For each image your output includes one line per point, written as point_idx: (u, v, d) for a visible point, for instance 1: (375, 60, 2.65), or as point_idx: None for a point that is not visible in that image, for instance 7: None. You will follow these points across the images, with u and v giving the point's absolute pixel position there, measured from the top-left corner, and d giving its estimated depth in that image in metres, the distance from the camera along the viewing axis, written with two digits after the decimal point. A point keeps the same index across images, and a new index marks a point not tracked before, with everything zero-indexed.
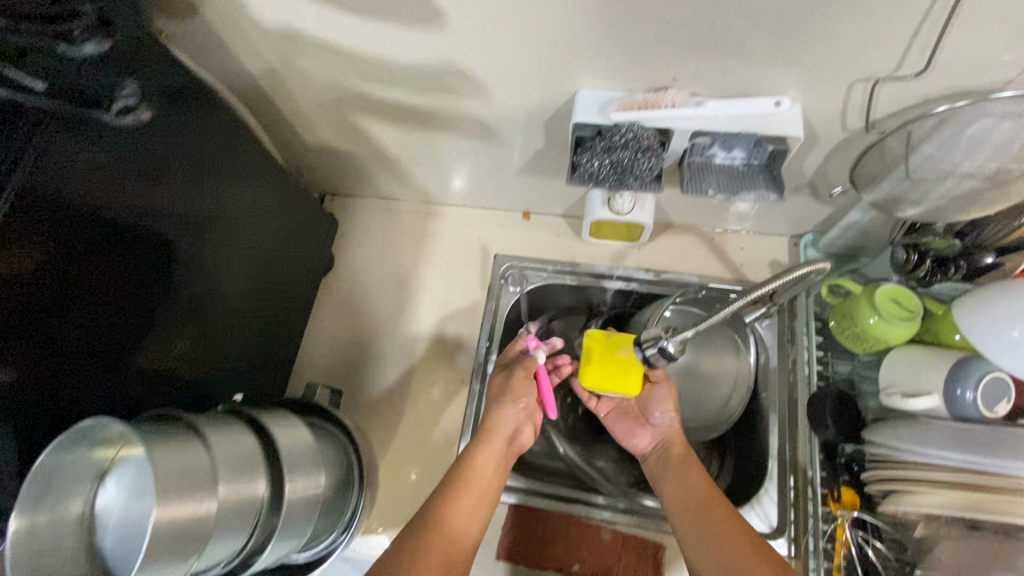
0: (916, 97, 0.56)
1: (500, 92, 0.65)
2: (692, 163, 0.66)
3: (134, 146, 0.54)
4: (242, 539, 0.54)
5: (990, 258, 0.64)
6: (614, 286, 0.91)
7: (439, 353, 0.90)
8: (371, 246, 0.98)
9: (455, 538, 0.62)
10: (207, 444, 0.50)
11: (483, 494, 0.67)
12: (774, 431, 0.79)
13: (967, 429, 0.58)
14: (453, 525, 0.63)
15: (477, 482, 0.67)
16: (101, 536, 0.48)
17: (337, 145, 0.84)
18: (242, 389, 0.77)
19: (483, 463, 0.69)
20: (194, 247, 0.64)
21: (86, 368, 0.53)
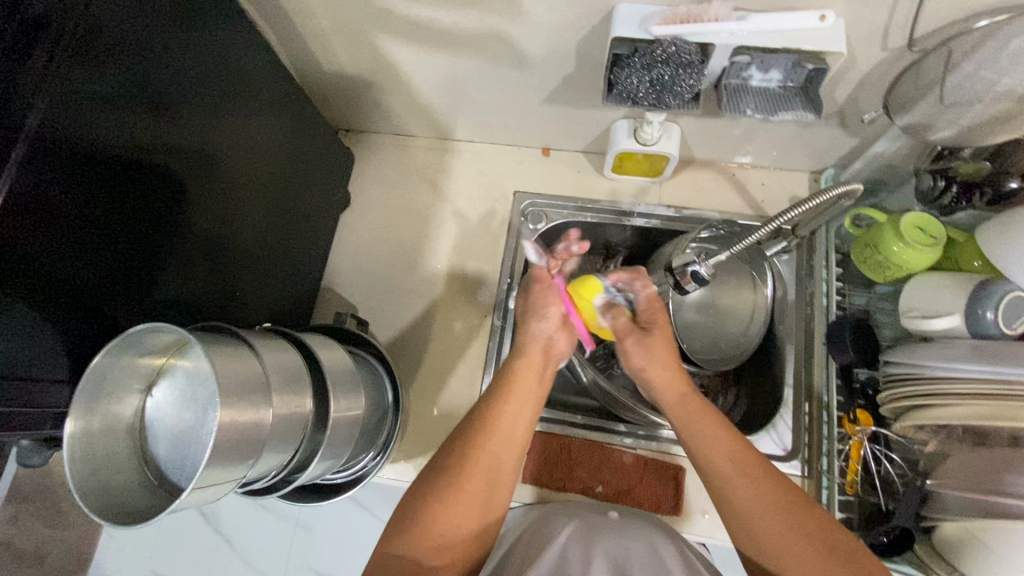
0: (960, 11, 0.56)
1: (535, 8, 0.63)
2: (730, 84, 0.65)
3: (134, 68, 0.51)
4: (289, 454, 0.54)
5: (1015, 182, 0.65)
6: (634, 223, 0.91)
7: (461, 290, 0.90)
8: (389, 183, 0.96)
9: (502, 451, 0.61)
10: (258, 354, 0.50)
11: (527, 401, 0.65)
12: (790, 361, 0.81)
13: (988, 345, 0.60)
14: (499, 435, 0.61)
15: (522, 392, 0.65)
16: (154, 444, 0.49)
17: (356, 71, 0.81)
18: (268, 317, 0.78)
19: (523, 382, 0.65)
20: (203, 180, 0.61)
21: (119, 298, 0.52)
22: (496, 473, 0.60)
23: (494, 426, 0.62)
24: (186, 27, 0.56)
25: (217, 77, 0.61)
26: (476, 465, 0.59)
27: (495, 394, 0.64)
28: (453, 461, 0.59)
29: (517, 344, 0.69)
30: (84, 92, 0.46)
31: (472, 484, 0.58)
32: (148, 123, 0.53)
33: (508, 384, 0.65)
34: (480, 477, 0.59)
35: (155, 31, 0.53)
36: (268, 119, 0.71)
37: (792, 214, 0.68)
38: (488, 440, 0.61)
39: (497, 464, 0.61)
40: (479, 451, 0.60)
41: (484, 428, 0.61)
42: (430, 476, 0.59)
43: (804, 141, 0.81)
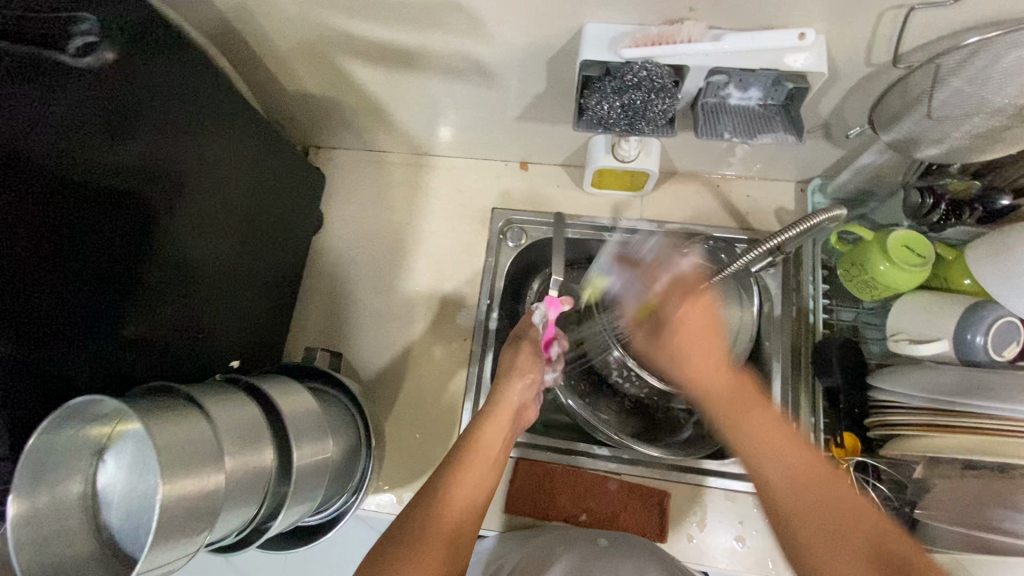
0: (946, 28, 0.52)
1: (501, 28, 0.60)
2: (706, 101, 0.61)
3: (90, 103, 0.48)
4: (253, 509, 0.52)
5: (1008, 200, 0.62)
6: (616, 239, 0.88)
7: (438, 312, 0.88)
8: (363, 202, 0.93)
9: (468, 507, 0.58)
10: (210, 417, 0.47)
11: (490, 462, 0.63)
12: (777, 380, 0.80)
13: (977, 375, 0.58)
14: (467, 493, 0.59)
15: (491, 445, 0.64)
16: (108, 513, 0.47)
17: (321, 91, 0.78)
18: (240, 352, 0.75)
19: (493, 434, 0.65)
20: (176, 209, 0.60)
21: (74, 346, 0.50)
22: (460, 532, 0.56)
23: (460, 482, 0.59)
24: (149, 58, 0.52)
25: (187, 105, 0.58)
26: (447, 513, 0.57)
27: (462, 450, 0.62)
28: (420, 519, 0.55)
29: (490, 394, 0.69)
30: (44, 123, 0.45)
31: (445, 526, 0.56)
32: (119, 152, 0.52)
33: (477, 435, 0.64)
34: (443, 539, 0.55)
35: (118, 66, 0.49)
36: (245, 147, 0.70)
37: (777, 240, 0.68)
38: (459, 482, 0.59)
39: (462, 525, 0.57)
40: (447, 508, 0.57)
41: (458, 468, 0.60)
42: (394, 539, 0.54)
43: (790, 153, 0.78)
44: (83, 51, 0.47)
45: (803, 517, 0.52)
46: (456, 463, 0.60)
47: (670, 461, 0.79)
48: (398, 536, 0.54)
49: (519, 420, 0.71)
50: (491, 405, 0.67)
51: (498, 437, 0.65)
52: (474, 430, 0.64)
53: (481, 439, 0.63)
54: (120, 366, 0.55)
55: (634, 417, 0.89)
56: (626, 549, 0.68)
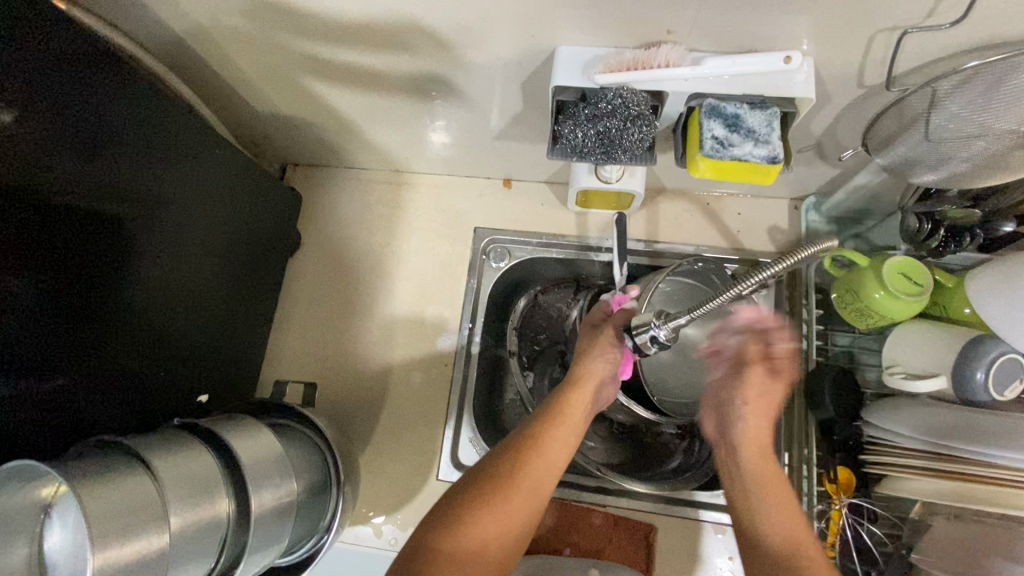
0: (944, 50, 0.48)
1: (470, 50, 0.57)
2: (710, 104, 0.53)
3: (28, 143, 0.46)
4: (210, 564, 0.49)
5: (1011, 226, 0.59)
6: (603, 259, 0.85)
7: (419, 336, 0.85)
8: (341, 221, 0.90)
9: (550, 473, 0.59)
10: (155, 473, 0.45)
11: (574, 433, 0.63)
12: (768, 408, 0.77)
13: (972, 417, 0.55)
14: (549, 456, 0.59)
15: (572, 416, 0.63)
16: (53, 574, 0.45)
17: (292, 112, 0.75)
18: (210, 387, 0.72)
19: (574, 405, 0.64)
20: (150, 235, 0.58)
21: (17, 394, 0.47)
22: (541, 491, 0.58)
23: (547, 446, 0.60)
24: (87, 85, 0.50)
25: (149, 127, 0.57)
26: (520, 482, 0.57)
27: (546, 417, 0.62)
28: (504, 470, 0.57)
29: (573, 370, 0.67)
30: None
31: (522, 487, 0.57)
32: (79, 178, 0.50)
33: (565, 402, 0.64)
34: (525, 493, 0.57)
35: (58, 94, 0.48)
36: (223, 171, 0.69)
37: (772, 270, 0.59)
38: (541, 449, 0.59)
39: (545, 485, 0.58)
40: (528, 472, 0.58)
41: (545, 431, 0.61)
42: (476, 480, 0.57)
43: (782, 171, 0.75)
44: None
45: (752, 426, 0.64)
46: (542, 430, 0.61)
47: (656, 494, 0.76)
48: (481, 480, 0.57)
49: (599, 397, 0.68)
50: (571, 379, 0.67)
51: (582, 410, 0.65)
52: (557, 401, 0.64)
53: (565, 409, 0.63)
54: (79, 408, 0.53)
55: (622, 443, 0.86)
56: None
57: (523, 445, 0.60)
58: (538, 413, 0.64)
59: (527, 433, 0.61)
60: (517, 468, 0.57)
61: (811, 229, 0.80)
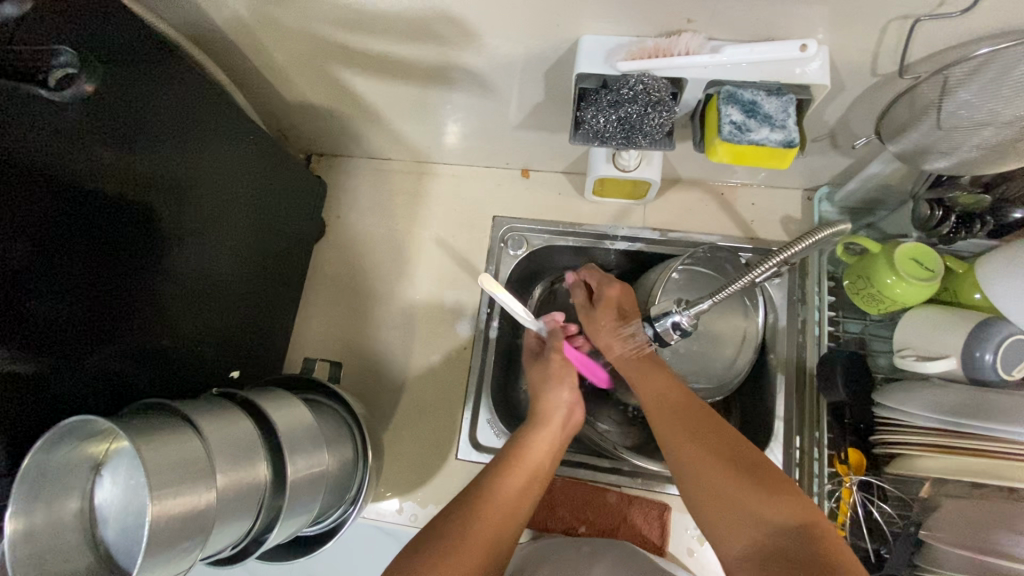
0: (955, 38, 0.50)
1: (495, 40, 0.59)
2: (728, 91, 0.55)
3: (82, 126, 0.48)
4: (248, 524, 0.52)
5: (1020, 213, 0.61)
6: (618, 248, 0.87)
7: (438, 320, 0.88)
8: (363, 209, 0.93)
9: (524, 493, 0.62)
10: (202, 434, 0.48)
11: (538, 473, 0.64)
12: (780, 393, 0.78)
13: (982, 395, 0.57)
14: (507, 501, 0.60)
15: (532, 462, 0.64)
16: (104, 528, 0.48)
17: (321, 101, 0.78)
18: (241, 364, 0.75)
19: (538, 444, 0.66)
20: (185, 220, 0.61)
21: (74, 361, 0.50)
22: (500, 536, 0.58)
23: (505, 486, 0.61)
24: (137, 77, 0.53)
25: (188, 118, 0.60)
26: (480, 528, 0.57)
27: (508, 459, 0.64)
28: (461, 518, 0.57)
29: (535, 411, 0.70)
30: (60, 134, 0.47)
31: (481, 534, 0.56)
32: (127, 161, 0.53)
33: (526, 441, 0.66)
34: (484, 536, 0.56)
35: (111, 79, 0.50)
36: (253, 161, 0.72)
37: (790, 251, 0.61)
38: (496, 497, 0.60)
39: (517, 502, 0.61)
40: (485, 519, 0.58)
41: (507, 468, 0.62)
42: (436, 534, 0.56)
43: (795, 161, 0.77)
44: (65, 82, 0.46)
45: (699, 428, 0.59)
46: (505, 466, 0.62)
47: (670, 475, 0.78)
48: (446, 526, 0.56)
49: (570, 421, 0.71)
50: (536, 419, 0.69)
51: (543, 455, 0.66)
52: (517, 445, 0.65)
53: (529, 449, 0.65)
54: (125, 380, 0.56)
55: (636, 427, 0.88)
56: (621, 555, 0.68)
57: (476, 491, 0.60)
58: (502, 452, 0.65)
59: (486, 479, 0.61)
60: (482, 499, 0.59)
61: (823, 219, 0.82)
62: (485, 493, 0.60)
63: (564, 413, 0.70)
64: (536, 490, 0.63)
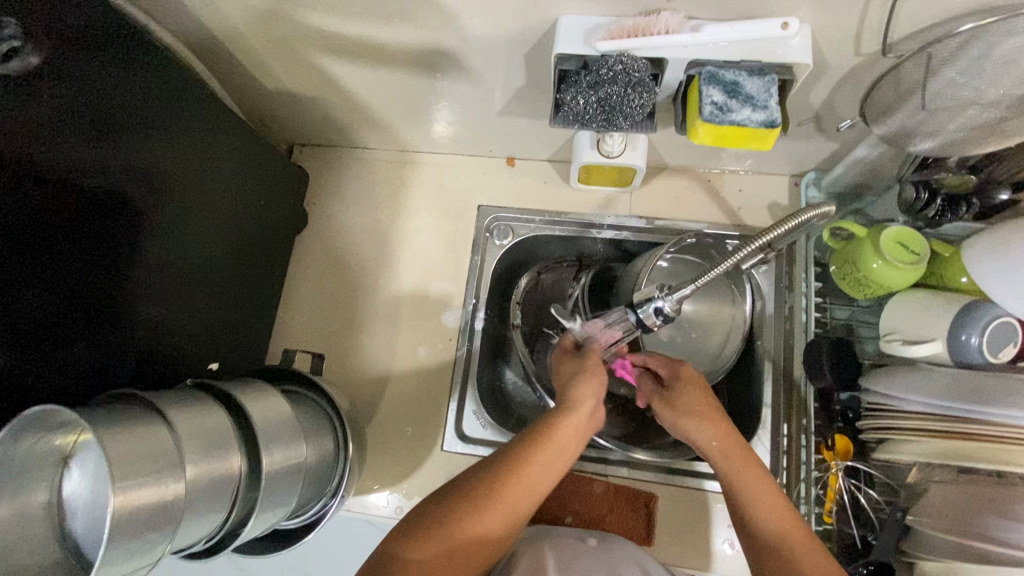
0: (939, 15, 0.49)
1: (473, 21, 0.58)
2: (709, 71, 0.54)
3: (43, 115, 0.47)
4: (220, 516, 0.51)
5: (1006, 194, 0.60)
6: (604, 236, 0.87)
7: (424, 311, 0.87)
8: (347, 200, 0.92)
9: (546, 474, 0.56)
10: (171, 424, 0.47)
11: (563, 457, 0.57)
12: (768, 380, 0.78)
13: (968, 378, 0.56)
14: (528, 482, 0.55)
15: (561, 440, 0.57)
16: (72, 521, 0.46)
17: (299, 88, 0.77)
18: (222, 356, 0.74)
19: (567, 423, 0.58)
20: (161, 209, 0.60)
21: (43, 349, 0.49)
22: (517, 515, 0.54)
23: (528, 466, 0.55)
24: (105, 63, 0.52)
25: (163, 105, 0.58)
26: (490, 506, 0.53)
27: (531, 438, 0.57)
28: (468, 495, 0.54)
29: (562, 397, 0.61)
30: (20, 121, 0.46)
31: (495, 510, 0.53)
32: (97, 149, 0.52)
33: (552, 426, 0.58)
34: (496, 515, 0.53)
35: (72, 62, 0.49)
36: (233, 149, 0.70)
37: (769, 235, 0.60)
38: (515, 479, 0.54)
39: (542, 480, 0.56)
40: (501, 495, 0.54)
41: (534, 449, 0.56)
42: (438, 502, 0.55)
43: (781, 146, 0.76)
44: (11, 55, 0.45)
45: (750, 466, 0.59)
46: (529, 447, 0.56)
47: (658, 464, 0.77)
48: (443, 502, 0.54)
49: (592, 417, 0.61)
50: (565, 403, 0.60)
51: (574, 434, 0.59)
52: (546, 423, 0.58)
53: (555, 429, 0.57)
54: (100, 372, 0.55)
55: (624, 417, 0.88)
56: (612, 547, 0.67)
57: (500, 466, 0.55)
58: (523, 434, 0.58)
59: (505, 455, 0.56)
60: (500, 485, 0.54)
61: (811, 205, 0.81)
62: (507, 472, 0.55)
63: (595, 405, 0.60)
64: (564, 466, 0.58)
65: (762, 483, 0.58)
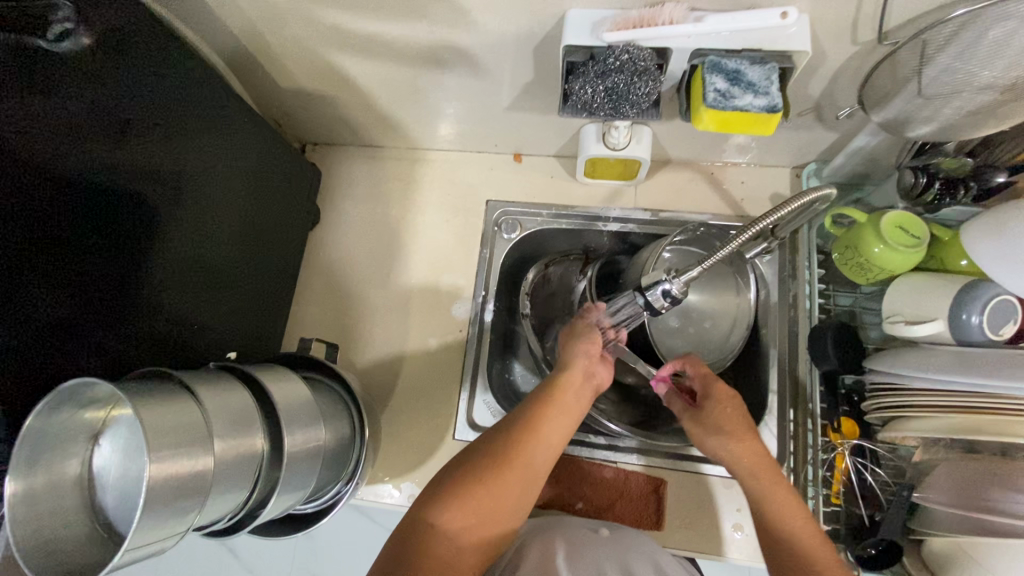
0: (932, 2, 0.51)
1: (484, 17, 0.60)
2: (712, 61, 0.57)
3: (66, 114, 0.49)
4: (245, 493, 0.52)
5: (1004, 177, 0.61)
6: (610, 229, 0.89)
7: (434, 304, 0.88)
8: (358, 196, 0.94)
9: (554, 435, 0.60)
10: (200, 401, 0.49)
11: (567, 416, 0.62)
12: (774, 367, 0.79)
13: (971, 355, 0.58)
14: (540, 439, 0.59)
15: (564, 401, 0.62)
16: (102, 495, 0.48)
17: (314, 86, 0.79)
18: (238, 346, 0.76)
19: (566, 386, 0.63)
20: (177, 204, 0.61)
21: (76, 331, 0.51)
22: (532, 473, 0.57)
23: (538, 425, 0.59)
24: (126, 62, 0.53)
25: (178, 103, 0.60)
26: (511, 463, 0.56)
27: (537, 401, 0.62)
28: (487, 458, 0.57)
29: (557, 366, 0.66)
30: (45, 118, 0.47)
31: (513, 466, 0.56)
32: (117, 146, 0.53)
33: (554, 388, 0.63)
34: (514, 474, 0.56)
35: (96, 62, 0.51)
36: (246, 146, 0.72)
37: (769, 220, 0.63)
38: (530, 437, 0.58)
39: (552, 440, 0.60)
40: (519, 452, 0.57)
41: (541, 408, 0.61)
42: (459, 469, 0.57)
43: (782, 138, 0.78)
44: (62, 36, 0.48)
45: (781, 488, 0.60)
46: (535, 407, 0.61)
47: (667, 450, 0.78)
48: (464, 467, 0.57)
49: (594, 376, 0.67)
50: (560, 366, 0.66)
51: (575, 397, 0.64)
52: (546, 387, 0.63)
53: (556, 391, 0.63)
54: (121, 361, 0.56)
55: (632, 407, 0.89)
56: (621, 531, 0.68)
57: (513, 429, 0.59)
58: (531, 396, 0.64)
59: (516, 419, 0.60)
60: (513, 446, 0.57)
61: None
62: (521, 432, 0.58)
63: (586, 370, 0.66)
64: (569, 428, 0.62)
65: (792, 504, 0.59)
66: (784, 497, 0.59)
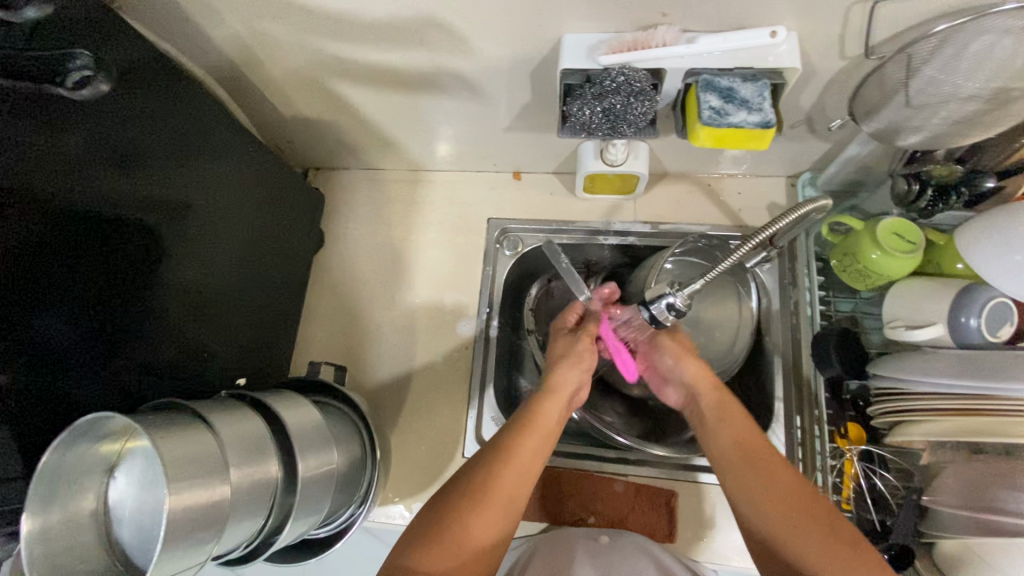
0: (915, 18, 0.53)
1: (482, 43, 0.62)
2: (706, 79, 0.58)
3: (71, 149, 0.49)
4: (259, 521, 0.52)
5: (992, 182, 0.63)
6: (610, 243, 0.90)
7: (439, 323, 0.89)
8: (361, 218, 0.95)
9: (536, 457, 0.61)
10: (214, 430, 0.49)
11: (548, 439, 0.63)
12: (779, 375, 0.80)
13: (972, 359, 0.59)
14: (523, 464, 0.59)
15: (546, 423, 0.63)
16: (119, 528, 0.48)
17: (315, 113, 0.81)
18: (246, 371, 0.76)
19: (549, 409, 0.65)
20: (180, 235, 0.62)
21: (87, 366, 0.51)
22: (516, 498, 0.58)
23: (521, 446, 0.60)
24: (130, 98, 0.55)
25: (180, 135, 0.61)
26: (500, 485, 0.57)
27: (521, 424, 0.62)
28: (478, 484, 0.57)
29: (545, 381, 0.68)
30: (54, 157, 0.48)
31: (502, 490, 0.57)
32: (120, 179, 0.54)
33: (538, 409, 0.64)
34: (502, 500, 0.57)
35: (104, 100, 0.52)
36: (248, 174, 0.73)
37: (769, 230, 0.64)
38: (516, 463, 0.59)
39: (532, 463, 0.60)
40: (505, 477, 0.58)
41: (525, 431, 0.62)
42: (454, 493, 0.57)
43: (776, 148, 0.79)
44: (82, 84, 0.46)
45: (778, 478, 0.59)
46: (519, 430, 0.61)
47: (676, 461, 0.79)
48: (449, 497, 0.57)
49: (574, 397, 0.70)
50: (547, 387, 0.67)
51: (556, 418, 0.65)
52: (529, 409, 0.64)
53: (540, 414, 0.64)
54: (131, 391, 0.57)
55: (639, 419, 0.90)
56: (632, 546, 0.68)
57: (494, 450, 0.60)
58: (513, 419, 0.64)
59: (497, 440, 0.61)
60: (498, 466, 0.58)
61: None
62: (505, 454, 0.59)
63: (575, 389, 0.68)
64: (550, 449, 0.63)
65: (782, 493, 0.58)
66: (769, 490, 0.59)
